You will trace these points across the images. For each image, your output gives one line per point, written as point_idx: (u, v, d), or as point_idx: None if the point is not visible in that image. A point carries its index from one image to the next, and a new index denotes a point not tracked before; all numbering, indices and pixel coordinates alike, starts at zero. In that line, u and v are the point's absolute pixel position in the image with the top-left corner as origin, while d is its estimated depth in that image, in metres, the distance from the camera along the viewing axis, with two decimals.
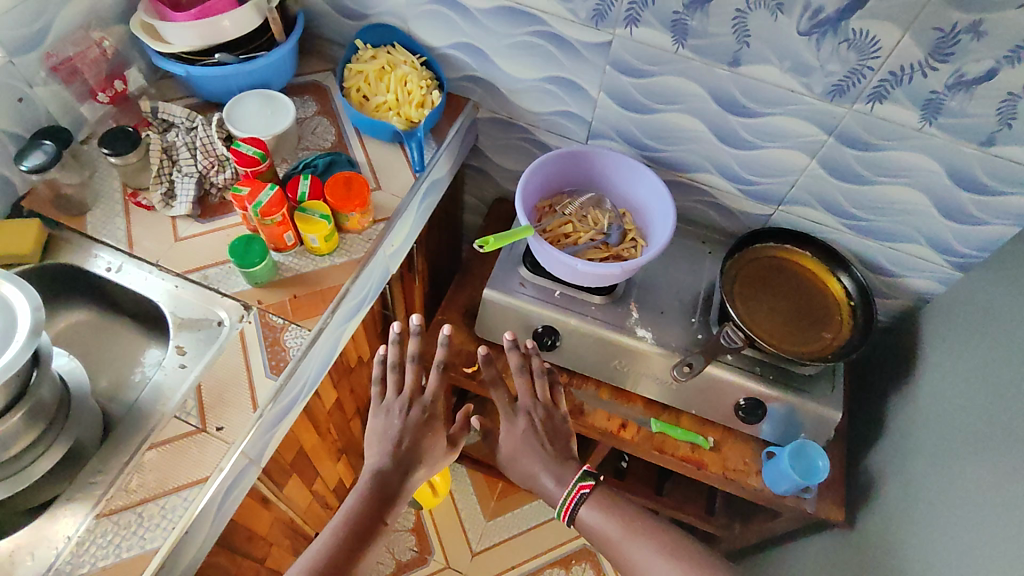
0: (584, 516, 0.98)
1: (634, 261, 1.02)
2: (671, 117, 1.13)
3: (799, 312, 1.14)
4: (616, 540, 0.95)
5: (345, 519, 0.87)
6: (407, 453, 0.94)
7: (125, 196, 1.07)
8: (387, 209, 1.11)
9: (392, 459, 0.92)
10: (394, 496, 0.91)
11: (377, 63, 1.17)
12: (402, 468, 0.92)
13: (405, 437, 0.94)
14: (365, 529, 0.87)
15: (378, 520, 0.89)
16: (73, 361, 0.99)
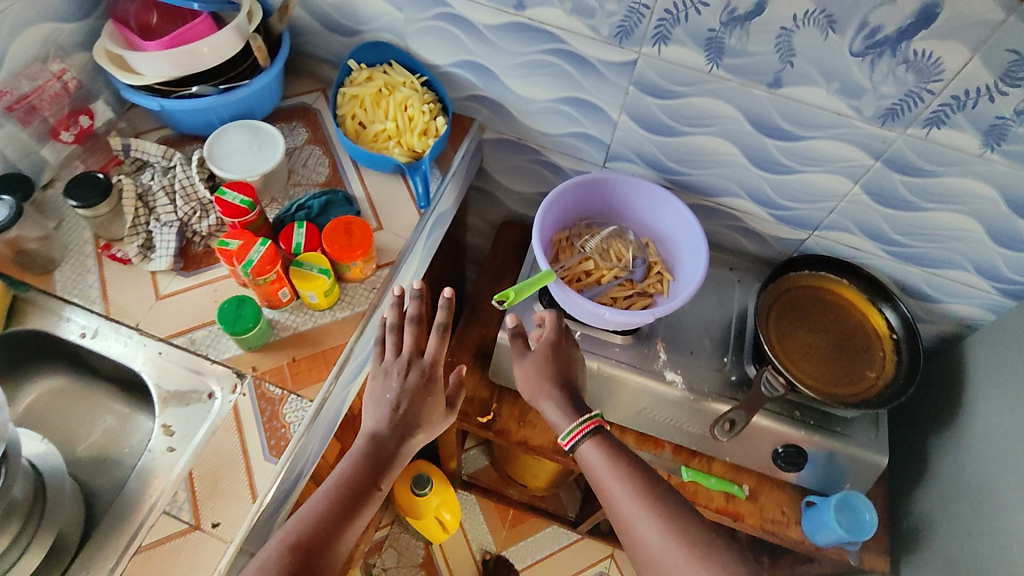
0: (583, 453, 0.87)
1: (668, 308, 0.93)
2: (700, 141, 1.03)
3: (840, 350, 1.06)
4: (612, 490, 0.83)
5: (339, 481, 0.76)
6: (407, 417, 0.84)
7: (97, 248, 0.96)
8: (392, 251, 1.00)
9: (390, 425, 0.82)
10: (390, 463, 0.81)
11: (373, 87, 1.05)
12: (401, 439, 0.82)
13: (403, 400, 0.84)
14: (357, 495, 0.75)
15: (371, 486, 0.77)
16: (46, 444, 0.87)
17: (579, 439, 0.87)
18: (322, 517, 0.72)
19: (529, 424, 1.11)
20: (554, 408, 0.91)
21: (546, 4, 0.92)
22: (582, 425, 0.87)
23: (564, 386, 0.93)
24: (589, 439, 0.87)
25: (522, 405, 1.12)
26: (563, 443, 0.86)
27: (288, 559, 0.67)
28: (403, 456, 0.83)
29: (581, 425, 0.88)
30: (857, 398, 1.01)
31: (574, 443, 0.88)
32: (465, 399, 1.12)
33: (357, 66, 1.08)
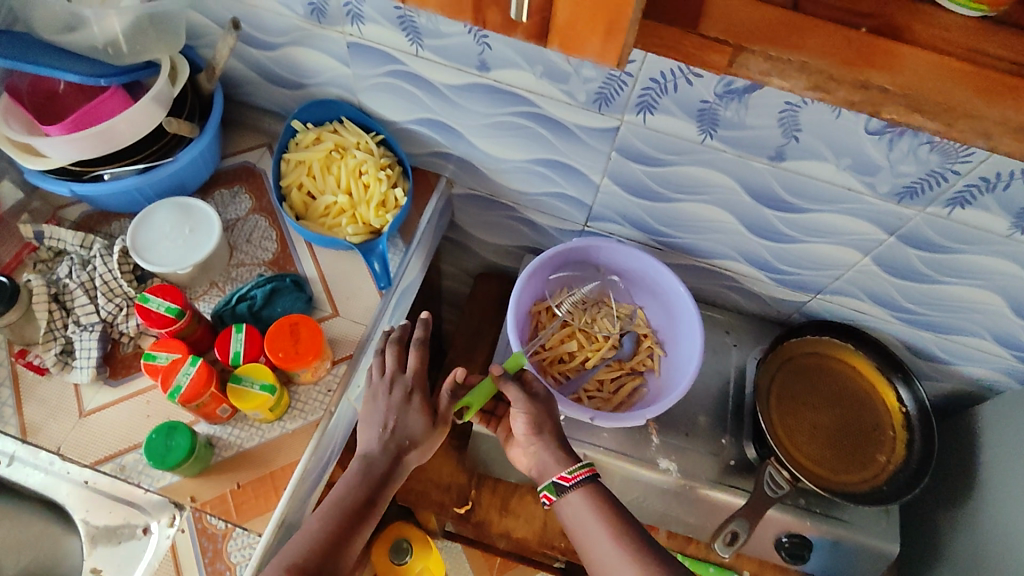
0: (569, 503, 0.76)
1: (659, 409, 0.82)
2: (692, 207, 0.91)
3: (850, 429, 0.97)
4: (602, 551, 0.72)
5: (336, 504, 0.71)
6: (404, 436, 0.78)
7: (11, 355, 0.84)
8: (349, 342, 0.89)
9: (385, 445, 0.77)
10: (388, 482, 0.76)
11: (321, 152, 0.93)
12: (395, 466, 0.76)
13: (393, 420, 0.79)
14: (354, 517, 0.71)
15: (370, 507, 0.73)
16: None
17: (573, 484, 0.76)
18: (321, 543, 0.67)
19: (512, 512, 1.02)
20: (547, 451, 0.80)
21: (512, 67, 0.79)
22: (580, 470, 0.77)
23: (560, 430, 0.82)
24: (584, 485, 0.76)
25: (502, 491, 1.03)
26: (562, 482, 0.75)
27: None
28: (400, 473, 0.77)
29: (580, 469, 0.77)
30: (864, 489, 0.92)
31: (569, 485, 0.76)
32: (441, 487, 1.03)
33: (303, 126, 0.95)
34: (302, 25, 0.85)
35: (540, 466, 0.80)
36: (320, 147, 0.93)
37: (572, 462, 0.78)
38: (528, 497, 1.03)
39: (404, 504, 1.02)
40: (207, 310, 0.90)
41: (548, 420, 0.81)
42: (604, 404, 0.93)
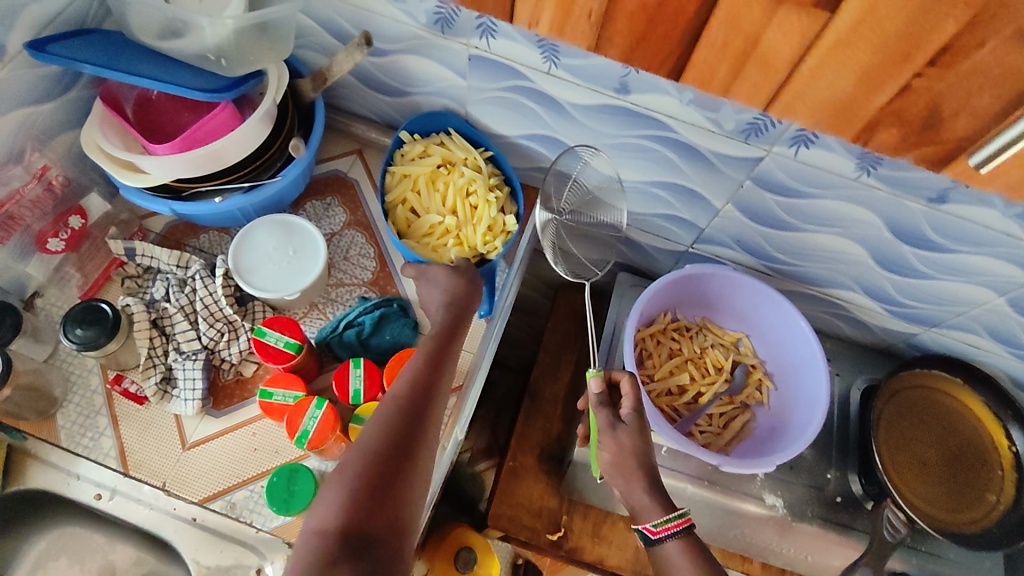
0: (664, 555, 0.69)
1: (789, 455, 0.80)
2: (820, 238, 0.86)
3: (957, 466, 0.94)
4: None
5: (420, 348, 0.69)
6: (458, 292, 0.77)
7: (107, 382, 0.80)
8: (458, 371, 0.86)
9: (446, 301, 0.75)
10: (462, 330, 0.74)
11: (430, 167, 0.87)
12: (462, 316, 0.75)
13: (447, 283, 0.77)
14: (439, 354, 0.69)
15: (450, 349, 0.71)
16: None
17: (671, 533, 0.68)
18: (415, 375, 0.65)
19: (604, 539, 1.01)
20: (639, 492, 0.71)
21: (656, 91, 0.72)
22: (675, 520, 0.69)
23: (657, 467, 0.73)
24: (678, 538, 0.69)
25: (595, 517, 1.01)
26: (651, 529, 0.68)
27: (393, 407, 0.61)
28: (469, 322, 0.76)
29: (672, 519, 0.69)
30: (978, 532, 0.90)
31: (658, 538, 0.69)
32: (533, 513, 1.02)
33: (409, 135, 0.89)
34: (422, 34, 0.77)
35: (631, 503, 0.72)
36: (429, 161, 0.87)
37: (668, 509, 0.70)
38: (620, 524, 1.01)
39: (497, 528, 1.01)
40: (309, 334, 0.86)
41: (630, 458, 0.71)
42: (715, 440, 0.91)
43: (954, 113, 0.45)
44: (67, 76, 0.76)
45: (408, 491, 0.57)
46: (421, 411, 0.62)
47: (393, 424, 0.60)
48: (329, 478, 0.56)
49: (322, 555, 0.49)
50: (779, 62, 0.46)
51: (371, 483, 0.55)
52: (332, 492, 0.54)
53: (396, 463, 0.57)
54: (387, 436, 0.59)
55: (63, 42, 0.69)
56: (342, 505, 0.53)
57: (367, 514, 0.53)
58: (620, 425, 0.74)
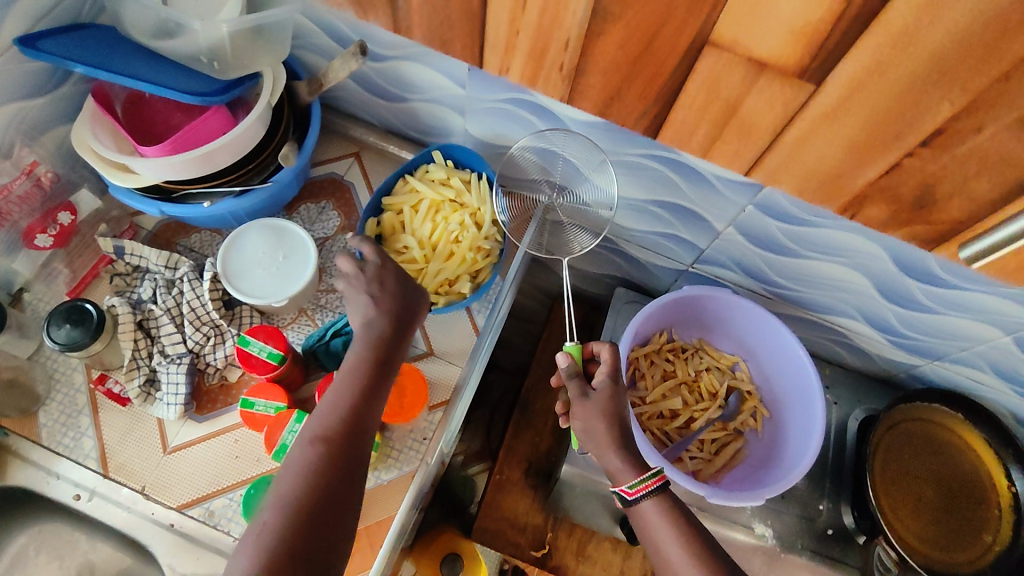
0: (641, 512, 0.71)
1: (779, 489, 0.78)
2: (822, 266, 0.82)
3: (953, 504, 0.91)
4: (666, 552, 0.68)
5: (350, 377, 0.66)
6: (398, 305, 0.72)
7: (90, 381, 0.79)
8: (446, 386, 0.85)
9: (382, 313, 0.71)
10: (397, 348, 0.70)
11: (439, 198, 0.87)
12: (398, 332, 0.70)
13: (387, 295, 0.72)
14: (368, 383, 0.66)
15: (382, 375, 0.68)
16: None
17: (647, 493, 0.70)
18: (342, 413, 0.63)
19: (588, 558, 1.00)
20: (612, 458, 0.71)
21: None
22: (649, 480, 0.70)
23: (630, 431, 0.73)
24: (654, 496, 0.70)
25: (580, 535, 1.00)
26: (625, 489, 0.69)
27: (316, 450, 0.60)
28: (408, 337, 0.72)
29: (647, 480, 0.70)
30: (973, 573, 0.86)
31: (635, 498, 0.70)
32: (517, 528, 1.02)
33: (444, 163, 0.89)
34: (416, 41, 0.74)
35: (606, 465, 0.73)
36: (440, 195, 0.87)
37: (642, 470, 0.71)
38: (605, 543, 0.99)
39: (481, 541, 1.01)
40: (296, 340, 0.84)
41: (600, 424, 0.71)
42: (705, 467, 0.89)
43: (949, 195, 0.52)
44: (59, 71, 0.75)
45: (329, 542, 0.56)
46: (346, 454, 0.61)
47: (314, 473, 0.58)
48: (248, 533, 0.56)
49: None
50: (761, 126, 0.53)
51: (290, 540, 0.54)
52: (250, 548, 0.54)
53: (319, 515, 0.57)
54: (306, 488, 0.57)
55: (54, 39, 0.68)
56: (258, 566, 0.53)
57: (284, 574, 0.53)
58: (590, 395, 0.73)
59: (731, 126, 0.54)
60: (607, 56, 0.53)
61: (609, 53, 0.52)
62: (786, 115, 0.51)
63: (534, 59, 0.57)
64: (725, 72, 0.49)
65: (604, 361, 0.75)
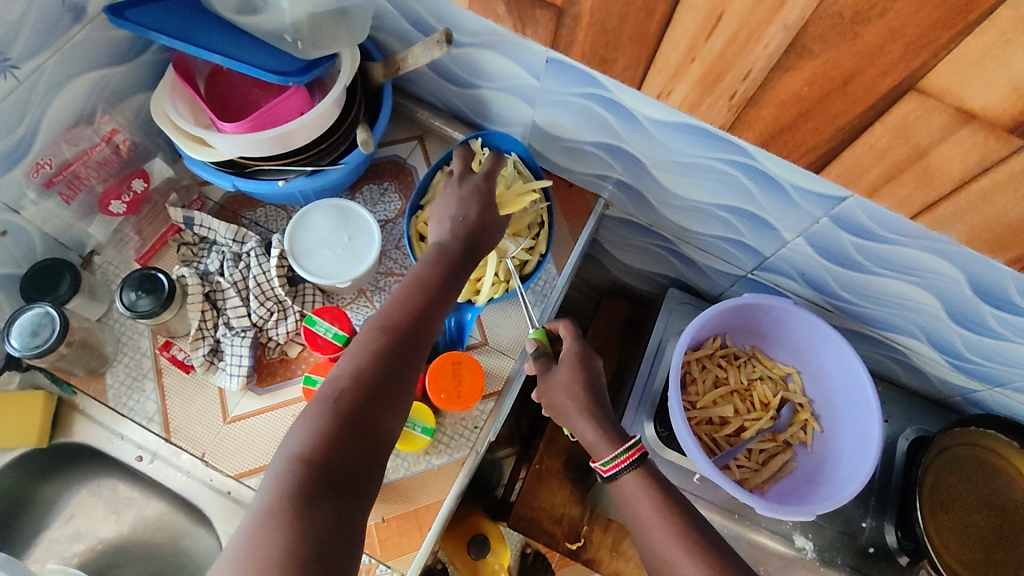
0: (624, 488, 0.67)
1: (830, 506, 0.78)
2: (891, 283, 0.79)
3: (1001, 531, 0.87)
4: (651, 531, 0.64)
5: (424, 276, 0.66)
6: (472, 228, 0.72)
7: (156, 347, 0.82)
8: (499, 376, 0.85)
9: (457, 232, 0.71)
10: (468, 264, 0.70)
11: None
12: (470, 245, 0.71)
13: (463, 217, 0.72)
14: (437, 291, 0.65)
15: (449, 286, 0.67)
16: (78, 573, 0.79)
17: (624, 470, 0.66)
18: (411, 306, 0.63)
19: (622, 554, 1.01)
20: (586, 428, 0.69)
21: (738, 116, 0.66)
22: (625, 454, 0.66)
23: (602, 399, 0.71)
24: (632, 470, 0.67)
25: (615, 530, 1.01)
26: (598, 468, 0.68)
27: (382, 341, 0.59)
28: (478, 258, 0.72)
29: (621, 455, 0.67)
30: None
31: (610, 475, 0.68)
32: (554, 519, 1.03)
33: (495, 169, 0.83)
34: (499, 31, 0.71)
35: (584, 440, 0.70)
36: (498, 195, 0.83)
37: (617, 444, 0.68)
38: None
39: (517, 529, 1.03)
40: (355, 320, 0.85)
41: (565, 396, 0.70)
42: (752, 476, 0.88)
43: None
44: (140, 40, 0.76)
45: (386, 433, 0.56)
46: (402, 353, 0.59)
47: (377, 361, 0.57)
48: (307, 408, 0.55)
49: (300, 483, 0.49)
50: (942, 176, 0.58)
51: (348, 419, 0.53)
52: (309, 423, 0.53)
53: (368, 407, 0.55)
54: (367, 373, 0.56)
55: (140, 8, 0.68)
56: (320, 438, 0.52)
57: (342, 449, 0.52)
58: (553, 369, 0.73)
59: (909, 172, 0.59)
60: (781, 92, 0.58)
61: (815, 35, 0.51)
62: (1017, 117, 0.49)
63: (705, 79, 0.61)
64: (925, 118, 0.54)
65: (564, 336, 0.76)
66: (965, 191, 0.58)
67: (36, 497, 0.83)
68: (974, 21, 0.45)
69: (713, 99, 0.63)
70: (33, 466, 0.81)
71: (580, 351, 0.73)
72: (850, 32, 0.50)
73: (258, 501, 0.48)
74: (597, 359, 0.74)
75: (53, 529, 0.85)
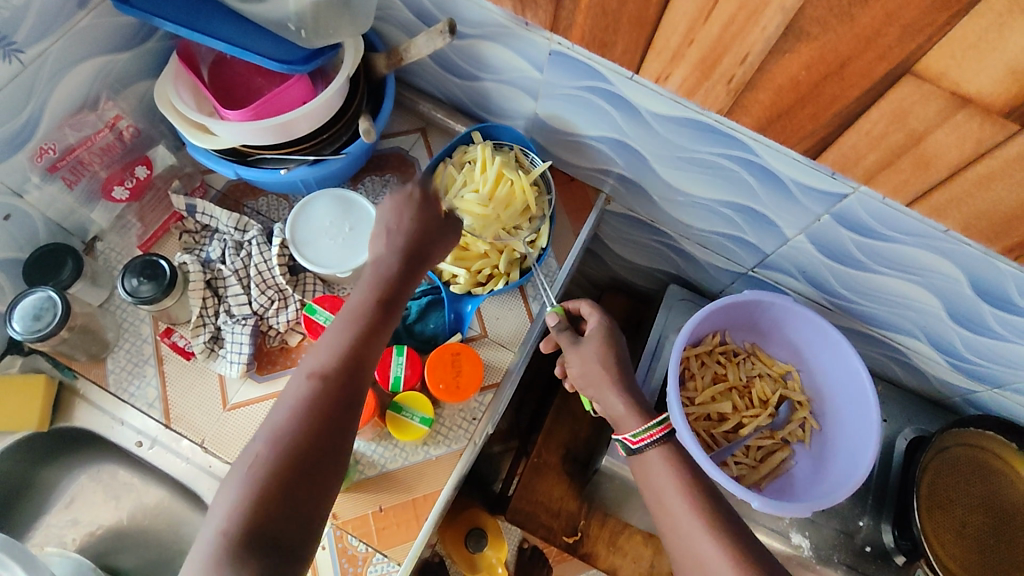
0: (648, 461, 0.73)
1: (826, 504, 0.78)
2: (891, 282, 0.79)
3: (996, 532, 0.87)
4: (670, 506, 0.68)
5: (357, 309, 0.64)
6: (413, 245, 0.69)
7: (157, 333, 0.82)
8: (498, 369, 0.85)
9: (393, 250, 0.68)
10: (406, 286, 0.68)
11: (496, 206, 0.82)
12: (412, 264, 0.68)
13: (401, 232, 0.69)
14: (369, 325, 0.64)
15: (385, 315, 0.65)
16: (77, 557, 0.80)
17: (650, 444, 0.72)
18: (342, 346, 0.61)
19: (620, 549, 1.02)
20: (615, 402, 0.74)
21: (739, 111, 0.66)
22: (654, 427, 0.72)
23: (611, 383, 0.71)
24: (657, 446, 0.73)
25: (612, 526, 1.03)
26: (627, 442, 0.73)
27: (308, 390, 0.58)
28: (420, 269, 0.69)
29: (653, 429, 0.72)
30: None
31: (638, 447, 0.73)
32: (551, 513, 1.03)
33: (512, 165, 0.84)
34: (503, 22, 0.71)
35: (610, 412, 0.75)
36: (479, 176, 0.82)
37: (647, 419, 0.73)
38: (638, 537, 1.02)
39: (514, 522, 1.03)
40: None
41: (597, 365, 0.76)
42: (749, 473, 0.88)
43: None
44: (145, 26, 0.76)
45: (318, 483, 0.55)
46: (330, 398, 0.58)
47: (302, 414, 0.57)
48: (234, 469, 0.55)
49: (226, 553, 0.50)
50: (939, 164, 0.58)
51: (273, 479, 0.54)
52: (235, 488, 0.54)
53: (295, 463, 0.55)
54: (292, 429, 0.56)
55: None
56: (245, 503, 0.52)
57: (268, 511, 0.52)
58: (582, 340, 0.78)
59: (906, 158, 0.59)
60: (779, 77, 0.58)
61: (814, 19, 0.51)
62: (1013, 102, 0.50)
63: (701, 67, 0.61)
64: (920, 103, 0.54)
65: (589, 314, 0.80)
66: (961, 177, 0.58)
67: (36, 480, 0.83)
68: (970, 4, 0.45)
69: (709, 85, 0.63)
70: (32, 450, 0.82)
71: (611, 325, 0.79)
72: (847, 15, 0.50)
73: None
74: (624, 336, 0.79)
75: (52, 514, 0.86)
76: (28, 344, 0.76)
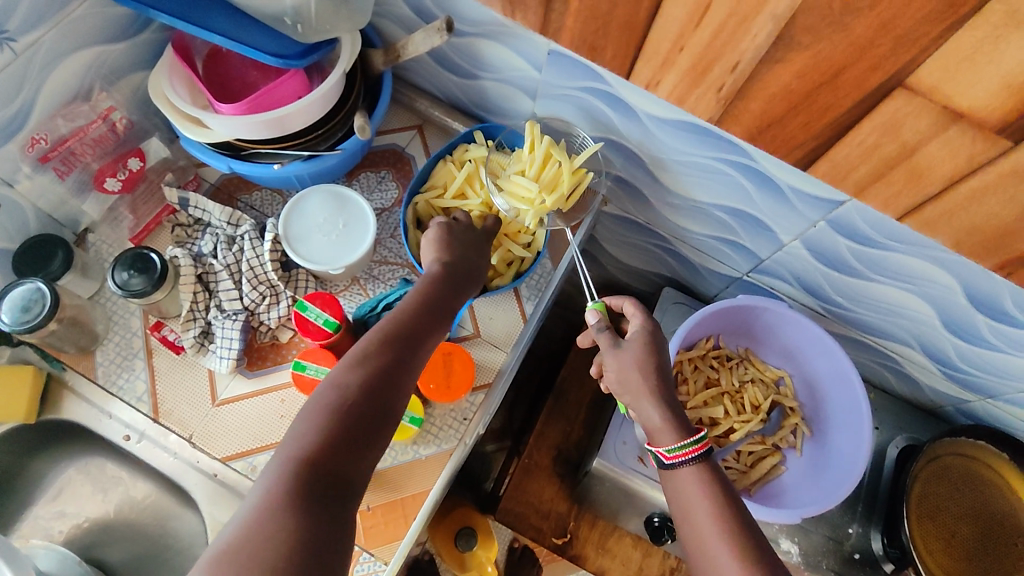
0: (678, 479, 0.65)
1: (816, 511, 0.78)
2: (886, 291, 0.78)
3: (985, 545, 0.87)
4: (697, 527, 0.61)
5: (428, 292, 0.67)
6: (469, 253, 0.74)
7: (147, 327, 0.81)
8: (490, 369, 0.85)
9: (455, 254, 0.73)
10: (468, 285, 0.72)
11: (541, 188, 0.77)
12: (470, 267, 0.73)
13: (457, 243, 0.75)
14: (440, 307, 0.67)
15: (452, 303, 0.69)
16: (62, 551, 0.79)
17: (685, 461, 0.64)
18: (416, 319, 0.64)
19: (608, 552, 1.02)
20: (653, 413, 0.66)
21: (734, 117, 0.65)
22: (691, 445, 0.64)
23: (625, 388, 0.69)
24: (694, 464, 0.64)
25: (602, 529, 1.02)
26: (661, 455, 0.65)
27: (385, 350, 0.60)
28: (476, 276, 0.74)
29: (689, 446, 0.64)
30: None
31: (671, 463, 0.65)
32: (542, 514, 1.03)
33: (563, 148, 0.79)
34: (502, 22, 0.71)
35: (645, 422, 0.67)
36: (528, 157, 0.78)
37: (685, 434, 0.65)
38: (627, 539, 1.02)
39: (504, 522, 1.02)
40: (348, 308, 0.85)
41: (635, 373, 0.67)
42: (740, 478, 0.89)
43: None
44: (139, 18, 0.75)
45: (379, 439, 0.56)
46: (403, 362, 0.60)
47: (380, 371, 0.58)
48: (309, 407, 0.55)
49: (298, 486, 0.49)
50: (931, 176, 0.58)
51: (348, 424, 0.54)
52: (310, 424, 0.53)
53: (367, 413, 0.55)
54: (371, 381, 0.57)
55: None
56: (320, 440, 0.52)
57: (339, 451, 0.53)
58: (623, 343, 0.69)
59: (899, 169, 0.59)
60: (771, 85, 0.57)
61: (809, 28, 0.51)
62: (1006, 117, 0.49)
63: (694, 73, 0.61)
64: (912, 115, 0.54)
65: (633, 313, 0.72)
66: (953, 192, 0.58)
67: (23, 472, 0.83)
68: (965, 17, 0.45)
69: (700, 91, 0.63)
70: (19, 442, 0.81)
71: (653, 329, 0.71)
72: (840, 24, 0.50)
73: (256, 497, 0.49)
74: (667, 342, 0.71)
75: (39, 506, 0.85)
76: (16, 336, 0.75)
